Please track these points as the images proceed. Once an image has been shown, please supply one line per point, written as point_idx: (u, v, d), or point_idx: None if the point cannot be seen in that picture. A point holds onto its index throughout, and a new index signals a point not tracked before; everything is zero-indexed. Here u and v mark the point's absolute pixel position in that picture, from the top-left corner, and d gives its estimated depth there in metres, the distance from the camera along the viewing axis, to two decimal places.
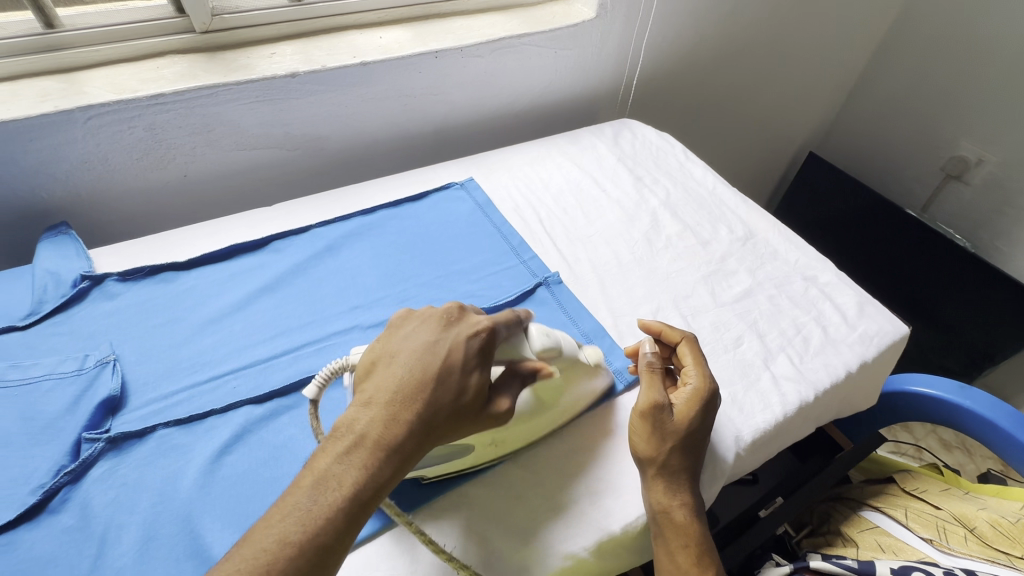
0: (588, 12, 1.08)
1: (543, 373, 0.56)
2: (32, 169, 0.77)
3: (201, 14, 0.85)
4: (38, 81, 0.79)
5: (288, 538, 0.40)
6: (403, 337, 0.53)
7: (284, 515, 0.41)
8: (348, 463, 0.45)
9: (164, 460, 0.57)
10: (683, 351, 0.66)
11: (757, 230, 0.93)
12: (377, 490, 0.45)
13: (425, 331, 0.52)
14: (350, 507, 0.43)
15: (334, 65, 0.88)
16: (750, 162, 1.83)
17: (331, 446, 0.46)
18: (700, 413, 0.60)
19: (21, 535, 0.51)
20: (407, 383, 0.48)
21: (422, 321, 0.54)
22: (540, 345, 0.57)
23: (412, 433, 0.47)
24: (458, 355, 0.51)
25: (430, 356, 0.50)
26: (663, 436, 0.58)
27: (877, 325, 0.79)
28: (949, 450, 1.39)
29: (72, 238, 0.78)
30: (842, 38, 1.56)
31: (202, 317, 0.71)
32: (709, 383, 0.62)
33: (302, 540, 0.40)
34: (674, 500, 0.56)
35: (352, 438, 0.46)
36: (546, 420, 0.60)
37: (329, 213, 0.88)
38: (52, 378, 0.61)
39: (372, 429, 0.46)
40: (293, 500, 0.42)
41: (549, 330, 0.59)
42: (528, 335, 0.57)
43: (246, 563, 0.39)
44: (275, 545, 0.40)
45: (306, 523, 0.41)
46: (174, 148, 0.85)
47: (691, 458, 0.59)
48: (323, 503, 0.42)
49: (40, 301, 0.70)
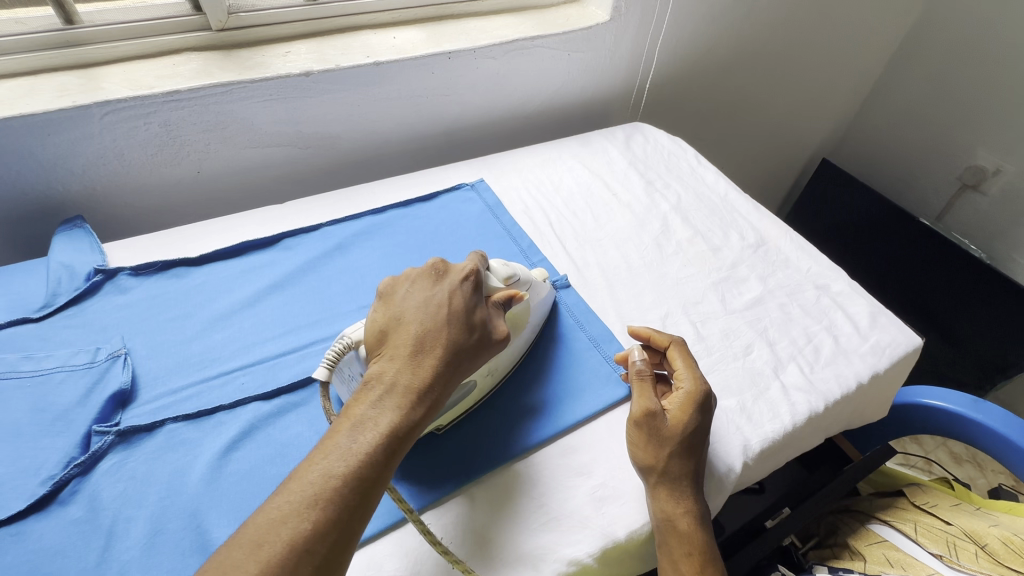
0: (602, 15, 1.08)
1: (516, 297, 0.60)
2: (49, 162, 0.78)
3: (217, 12, 0.85)
4: (57, 76, 0.80)
5: (332, 472, 0.43)
6: (403, 297, 0.55)
7: (326, 454, 0.44)
8: (382, 406, 0.47)
9: (173, 454, 0.57)
10: (673, 354, 0.65)
11: (768, 237, 0.93)
12: (412, 429, 0.47)
13: (423, 286, 0.55)
14: (389, 443, 0.45)
15: (348, 64, 0.88)
16: (762, 168, 1.82)
17: (363, 395, 0.48)
18: (697, 413, 0.60)
19: (31, 525, 0.51)
20: (420, 331, 0.51)
21: (415, 278, 0.56)
22: (503, 273, 0.62)
23: (437, 373, 0.50)
24: (459, 301, 0.54)
25: (435, 305, 0.53)
26: (661, 442, 0.58)
27: (890, 336, 0.78)
28: (959, 463, 1.37)
29: (86, 232, 0.79)
30: (859, 44, 1.54)
31: (213, 313, 0.72)
32: (701, 385, 0.61)
33: (346, 473, 0.43)
34: (677, 508, 0.56)
35: (382, 386, 0.48)
36: (520, 340, 0.67)
37: (339, 212, 0.89)
38: (63, 370, 0.62)
39: (399, 376, 0.49)
40: (333, 441, 0.45)
41: (505, 262, 0.65)
42: (490, 269, 0.63)
43: (297, 495, 0.41)
44: (321, 479, 0.42)
45: (348, 459, 0.43)
46: (188, 145, 0.85)
47: (692, 462, 0.58)
48: (362, 441, 0.45)
49: (53, 293, 0.70)
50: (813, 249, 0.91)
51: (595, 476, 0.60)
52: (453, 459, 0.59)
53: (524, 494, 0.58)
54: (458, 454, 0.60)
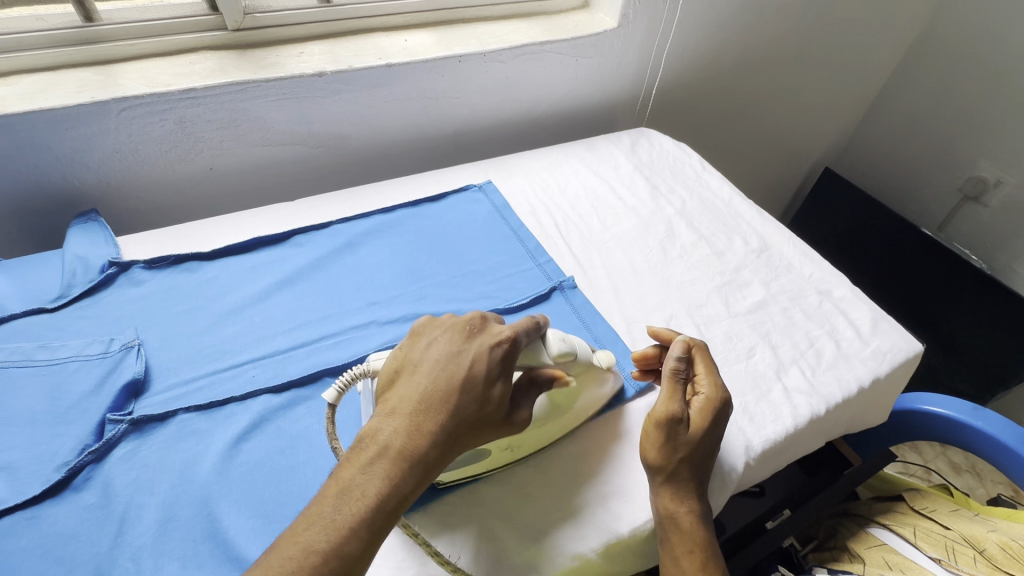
0: (610, 22, 1.10)
1: (560, 381, 0.56)
2: (66, 156, 0.80)
3: (234, 12, 0.87)
4: (76, 73, 0.81)
5: (313, 547, 0.41)
6: (427, 347, 0.52)
7: (310, 523, 0.42)
8: (371, 473, 0.45)
9: (185, 443, 0.58)
10: (695, 358, 0.65)
11: (771, 243, 0.94)
12: (400, 501, 0.45)
13: (450, 340, 0.52)
14: (374, 517, 0.43)
15: (360, 66, 0.90)
16: (766, 175, 1.83)
17: (355, 456, 0.46)
18: (711, 421, 0.60)
19: (46, 509, 0.52)
20: (429, 393, 0.49)
21: (446, 329, 0.53)
22: (557, 351, 0.56)
23: (435, 443, 0.47)
24: (480, 368, 0.50)
25: (453, 366, 0.50)
26: (677, 446, 0.58)
27: (891, 341, 0.79)
28: (958, 473, 1.38)
29: (100, 225, 0.80)
30: (863, 55, 1.56)
31: (224, 307, 0.73)
32: (721, 393, 0.61)
33: (328, 550, 0.41)
34: (680, 505, 0.57)
35: (375, 448, 0.46)
36: (560, 423, 0.61)
37: (349, 210, 0.90)
38: (78, 359, 0.63)
39: (395, 440, 0.47)
40: (318, 508, 0.43)
41: (563, 334, 0.58)
42: (545, 342, 0.56)
43: (275, 570, 0.39)
44: (301, 553, 0.40)
45: (331, 532, 0.42)
46: (202, 141, 0.87)
47: (700, 465, 0.59)
48: (346, 512, 0.43)
49: (69, 284, 0.72)
50: (816, 255, 0.92)
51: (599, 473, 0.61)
52: None
53: (529, 491, 0.59)
54: None
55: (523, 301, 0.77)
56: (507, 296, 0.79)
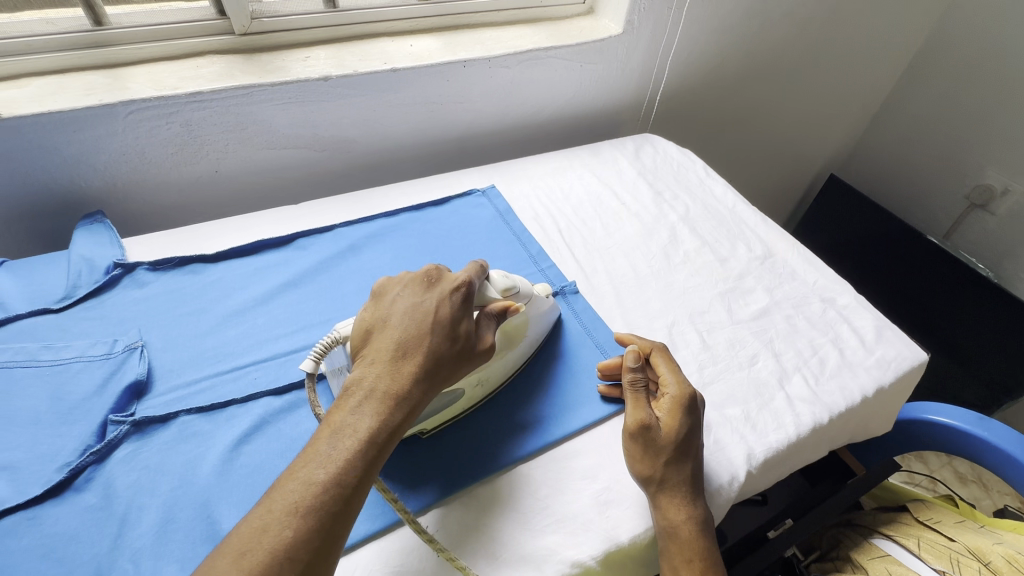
0: (615, 28, 1.10)
1: (511, 309, 0.60)
2: (74, 158, 0.80)
3: (241, 16, 0.88)
4: (85, 75, 0.82)
5: (312, 479, 0.43)
6: (392, 301, 0.55)
7: (306, 461, 0.44)
8: (361, 413, 0.47)
9: (186, 445, 0.59)
10: (656, 360, 0.66)
11: (775, 250, 0.93)
12: (392, 435, 0.47)
13: (411, 292, 0.56)
14: (369, 450, 0.45)
15: (366, 70, 0.90)
16: (771, 182, 1.83)
17: (343, 401, 0.48)
18: (682, 417, 0.60)
19: (47, 509, 0.52)
20: (403, 338, 0.52)
21: (404, 285, 0.57)
22: (501, 285, 0.63)
23: (417, 380, 0.50)
24: (445, 312, 0.54)
25: (421, 310, 0.53)
26: (655, 453, 0.58)
27: (895, 350, 0.78)
28: (964, 483, 1.36)
29: (106, 226, 0.81)
30: (868, 61, 1.55)
31: (227, 309, 0.73)
32: (686, 388, 0.62)
33: (327, 480, 0.43)
34: (677, 516, 0.56)
35: (361, 392, 0.48)
36: (514, 355, 0.67)
37: (353, 214, 0.90)
38: (81, 360, 0.64)
39: (380, 381, 0.49)
40: (314, 448, 0.45)
41: (505, 273, 0.65)
42: (490, 281, 0.63)
43: (279, 503, 0.42)
44: (301, 487, 0.42)
45: (328, 465, 0.44)
46: (208, 145, 0.88)
47: (688, 467, 0.59)
48: (341, 448, 0.45)
49: (74, 286, 0.72)
50: (820, 262, 0.91)
51: (600, 480, 0.61)
52: (450, 459, 0.60)
53: (526, 495, 0.59)
54: (454, 456, 0.61)
55: None
56: None
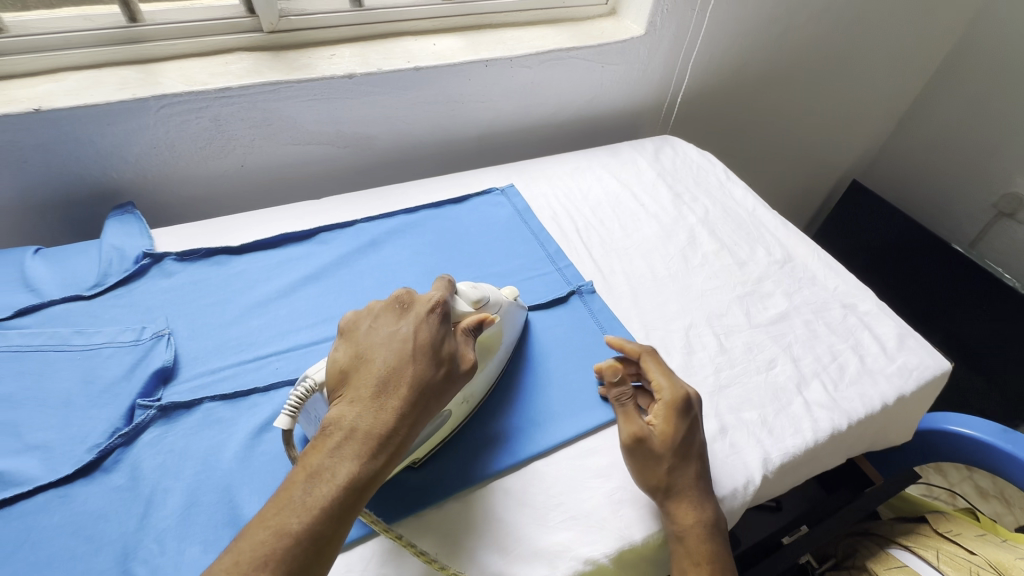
0: (637, 29, 1.10)
1: (488, 321, 0.59)
2: (107, 151, 0.83)
3: (270, 14, 0.90)
4: (119, 71, 0.85)
5: (286, 530, 0.42)
6: (369, 331, 0.54)
7: (280, 508, 0.43)
8: (340, 456, 0.46)
9: (209, 431, 0.60)
10: (648, 365, 0.65)
11: (795, 254, 0.92)
12: (372, 478, 0.46)
13: (385, 320, 0.55)
14: (347, 496, 0.44)
15: (390, 68, 0.92)
16: (791, 187, 1.81)
17: (322, 442, 0.46)
18: (678, 421, 0.60)
19: (77, 489, 0.54)
20: (385, 371, 0.50)
21: (377, 314, 0.55)
22: (471, 298, 0.62)
23: (400, 417, 0.48)
24: (425, 340, 0.53)
25: (399, 341, 0.52)
26: (657, 462, 0.58)
27: (917, 358, 0.77)
28: (985, 498, 1.33)
29: (136, 217, 0.83)
30: (895, 65, 1.53)
31: (250, 300, 0.75)
32: (679, 390, 0.62)
33: (301, 531, 0.42)
34: (684, 520, 0.56)
35: (341, 433, 0.47)
36: (492, 367, 0.65)
37: (373, 210, 0.92)
38: (111, 346, 0.66)
39: (360, 421, 0.47)
40: (289, 494, 0.44)
41: (473, 285, 0.64)
42: (459, 294, 0.61)
43: (247, 554, 0.40)
44: (273, 538, 0.41)
45: (303, 515, 0.42)
46: (235, 140, 0.90)
47: (693, 469, 0.58)
48: (317, 495, 0.44)
49: (105, 273, 0.74)
50: (841, 268, 0.90)
51: (614, 479, 0.61)
52: (471, 451, 0.61)
53: (539, 492, 0.59)
54: (475, 448, 0.62)
55: (541, 304, 0.78)
56: (525, 299, 0.80)
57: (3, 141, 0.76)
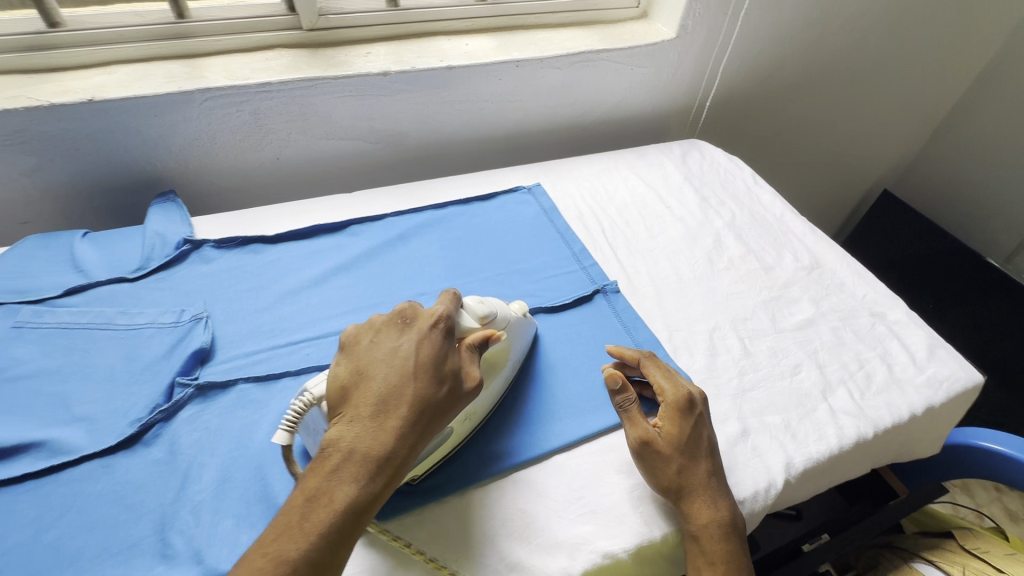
0: (668, 32, 1.10)
1: (494, 337, 0.58)
2: (151, 141, 0.87)
3: (310, 13, 0.93)
4: (167, 64, 0.88)
5: (284, 556, 0.42)
6: (370, 348, 0.53)
7: (279, 533, 0.43)
8: (338, 479, 0.45)
9: (243, 411, 0.62)
10: (650, 370, 0.65)
11: (823, 261, 0.91)
12: (371, 500, 0.46)
13: (386, 337, 0.54)
14: (346, 520, 0.44)
15: (423, 66, 0.93)
16: (819, 194, 1.78)
17: (321, 464, 0.46)
18: (683, 421, 0.60)
19: (120, 460, 0.57)
20: (384, 390, 0.50)
21: (379, 328, 0.55)
22: (478, 313, 0.60)
23: (399, 437, 0.48)
24: (426, 356, 0.52)
25: (400, 359, 0.52)
26: (665, 463, 0.58)
27: (948, 369, 0.76)
28: (1014, 520, 1.29)
29: (177, 204, 0.87)
30: (931, 73, 1.50)
31: (283, 288, 0.77)
32: (682, 390, 0.62)
33: (299, 556, 0.42)
34: (696, 520, 0.56)
35: (340, 455, 0.46)
36: (498, 383, 0.64)
37: (403, 204, 0.94)
38: (153, 326, 0.69)
39: (359, 442, 0.47)
40: (288, 518, 0.44)
41: (480, 300, 0.63)
42: (465, 308, 0.60)
43: None
44: (272, 563, 0.41)
45: (302, 540, 0.43)
46: (272, 133, 0.92)
47: (704, 467, 0.59)
48: (315, 519, 0.44)
49: (148, 257, 0.78)
50: (870, 276, 0.89)
51: (634, 476, 0.61)
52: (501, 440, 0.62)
53: (560, 485, 0.60)
54: (504, 437, 0.63)
55: (565, 301, 0.79)
56: (550, 296, 0.80)
57: (58, 129, 0.80)
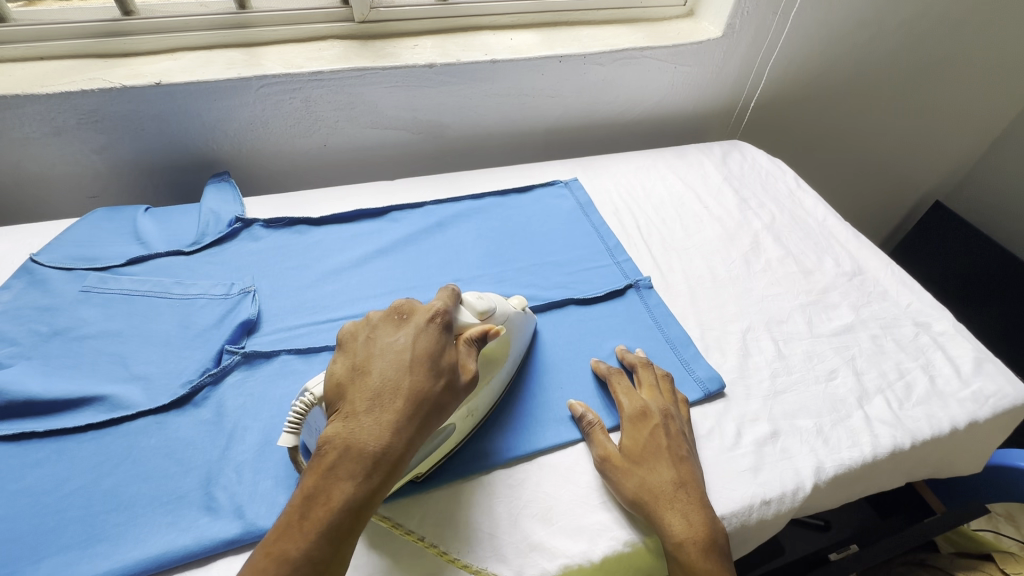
0: (714, 31, 1.09)
1: (493, 332, 0.57)
2: (209, 124, 0.92)
3: (362, 6, 0.96)
4: (228, 52, 0.93)
5: (286, 557, 0.41)
6: (366, 343, 0.52)
7: (279, 533, 0.42)
8: (337, 478, 0.44)
9: (284, 380, 0.66)
10: (614, 386, 0.66)
11: (866, 268, 0.89)
12: (371, 496, 0.45)
13: (383, 332, 0.53)
14: (346, 518, 0.44)
15: (468, 60, 0.95)
16: (865, 202, 1.73)
17: (318, 462, 0.45)
18: (642, 433, 0.61)
19: (173, 417, 0.61)
20: (382, 385, 0.49)
21: (375, 325, 0.54)
22: (478, 308, 0.60)
23: (397, 432, 0.47)
24: (422, 349, 0.51)
25: (397, 354, 0.51)
26: (626, 476, 0.57)
27: (995, 385, 0.72)
28: None
29: (230, 185, 0.92)
30: (994, 80, 1.42)
31: (326, 268, 0.81)
32: (640, 403, 0.63)
33: (301, 556, 0.41)
34: (664, 535, 0.54)
35: (337, 453, 0.45)
36: (500, 376, 0.64)
37: (442, 193, 0.96)
38: (205, 297, 0.73)
39: (356, 439, 0.46)
40: (288, 517, 0.43)
41: (479, 295, 0.63)
42: (466, 304, 0.60)
43: None
44: (274, 564, 0.41)
45: (302, 540, 0.42)
46: (321, 121, 0.96)
47: (668, 478, 0.57)
48: (315, 519, 0.43)
49: (202, 233, 0.82)
50: (916, 285, 0.86)
51: None
52: (528, 424, 0.64)
53: (585, 472, 0.61)
54: (531, 422, 0.64)
55: (597, 295, 0.80)
56: (582, 288, 0.81)
57: (128, 110, 0.86)
